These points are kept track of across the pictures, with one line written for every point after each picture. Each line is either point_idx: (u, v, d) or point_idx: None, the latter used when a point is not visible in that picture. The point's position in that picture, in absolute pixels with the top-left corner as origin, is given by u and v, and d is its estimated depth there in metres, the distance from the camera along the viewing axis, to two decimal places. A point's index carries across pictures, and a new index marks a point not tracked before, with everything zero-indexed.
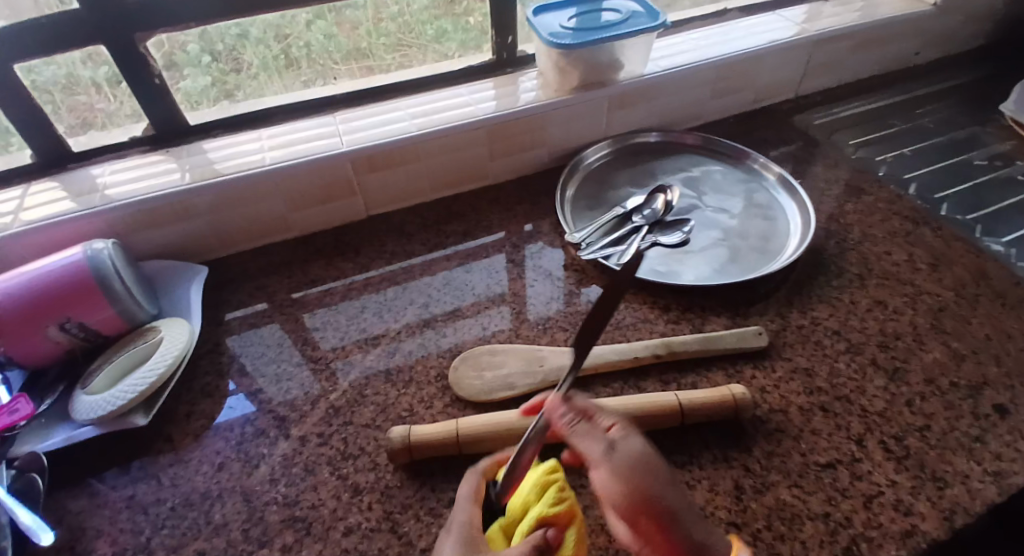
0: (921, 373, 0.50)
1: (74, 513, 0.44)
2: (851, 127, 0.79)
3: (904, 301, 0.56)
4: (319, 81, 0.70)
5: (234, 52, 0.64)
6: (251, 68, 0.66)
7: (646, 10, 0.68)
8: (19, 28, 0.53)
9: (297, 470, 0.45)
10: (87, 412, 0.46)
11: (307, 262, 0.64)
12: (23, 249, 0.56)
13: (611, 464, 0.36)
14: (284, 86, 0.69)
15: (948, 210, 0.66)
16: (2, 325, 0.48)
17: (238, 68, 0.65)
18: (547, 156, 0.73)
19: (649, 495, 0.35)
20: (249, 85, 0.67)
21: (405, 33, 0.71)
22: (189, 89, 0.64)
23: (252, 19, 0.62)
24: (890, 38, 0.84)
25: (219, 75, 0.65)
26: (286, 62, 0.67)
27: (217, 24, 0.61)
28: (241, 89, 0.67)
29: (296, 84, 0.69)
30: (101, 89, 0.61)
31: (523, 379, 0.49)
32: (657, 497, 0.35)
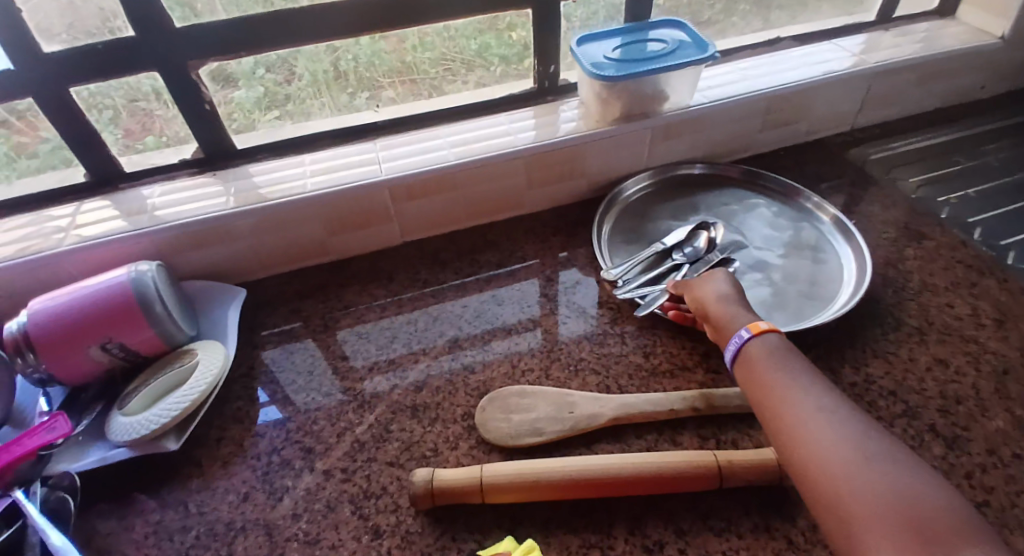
0: (984, 443, 0.46)
1: (104, 535, 0.45)
2: (911, 164, 0.75)
3: (966, 361, 0.52)
4: (366, 96, 0.70)
5: (288, 63, 0.64)
6: (302, 80, 0.66)
7: (694, 42, 0.66)
8: (81, 55, 0.55)
9: (320, 507, 0.45)
10: (122, 434, 0.47)
11: (341, 287, 0.65)
12: (73, 267, 0.58)
13: (705, 280, 0.53)
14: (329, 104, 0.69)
15: (1017, 259, 0.61)
16: (48, 344, 0.49)
17: (290, 79, 0.66)
18: (586, 186, 0.72)
19: (711, 296, 0.51)
20: (297, 98, 0.67)
21: (449, 48, 0.70)
22: (242, 99, 0.65)
23: (301, 45, 0.62)
24: (956, 70, 0.79)
25: (271, 86, 0.65)
26: (335, 75, 0.67)
27: (264, 54, 0.62)
28: (290, 101, 0.67)
29: (343, 97, 0.69)
30: (162, 97, 0.62)
31: (551, 425, 0.47)
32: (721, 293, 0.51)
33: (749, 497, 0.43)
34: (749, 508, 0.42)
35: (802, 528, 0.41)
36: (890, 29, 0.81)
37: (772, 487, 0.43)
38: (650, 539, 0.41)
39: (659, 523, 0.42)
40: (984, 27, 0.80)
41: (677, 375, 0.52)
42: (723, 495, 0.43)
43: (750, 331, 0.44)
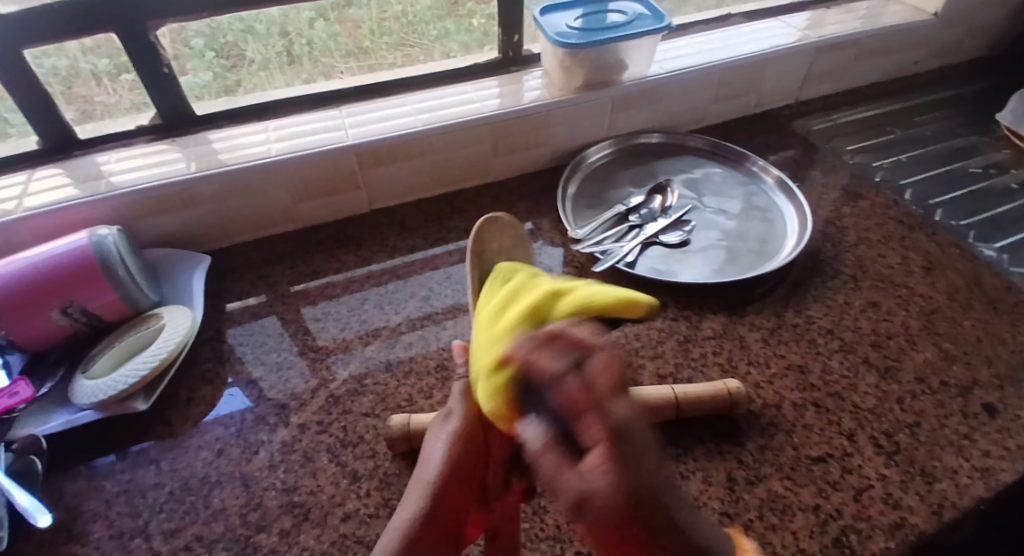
0: (913, 372, 0.51)
1: (72, 495, 0.44)
2: (851, 134, 0.80)
3: (897, 303, 0.57)
4: (321, 78, 0.70)
5: (237, 46, 0.65)
6: (252, 64, 0.66)
7: (652, 13, 0.69)
8: (29, 12, 0.53)
9: (297, 457, 0.46)
10: (87, 396, 0.47)
11: (309, 254, 0.65)
12: (26, 234, 0.56)
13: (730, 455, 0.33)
14: (286, 83, 0.69)
15: (944, 216, 0.67)
16: (4, 307, 0.48)
17: (239, 64, 0.66)
18: (549, 155, 0.74)
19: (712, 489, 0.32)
20: (251, 81, 0.68)
21: (407, 33, 0.71)
22: (190, 83, 0.64)
23: (257, 12, 0.62)
24: (891, 46, 0.85)
25: (220, 71, 0.65)
26: (289, 59, 0.68)
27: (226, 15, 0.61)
28: (241, 85, 0.67)
29: (295, 81, 0.70)
30: (101, 80, 0.61)
31: None
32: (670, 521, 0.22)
33: (702, 425, 0.47)
34: (703, 435, 0.46)
35: (750, 450, 0.45)
36: (832, 8, 0.86)
37: (724, 416, 0.47)
38: None
39: None
40: (921, 6, 0.86)
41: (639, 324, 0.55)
42: (682, 426, 0.47)
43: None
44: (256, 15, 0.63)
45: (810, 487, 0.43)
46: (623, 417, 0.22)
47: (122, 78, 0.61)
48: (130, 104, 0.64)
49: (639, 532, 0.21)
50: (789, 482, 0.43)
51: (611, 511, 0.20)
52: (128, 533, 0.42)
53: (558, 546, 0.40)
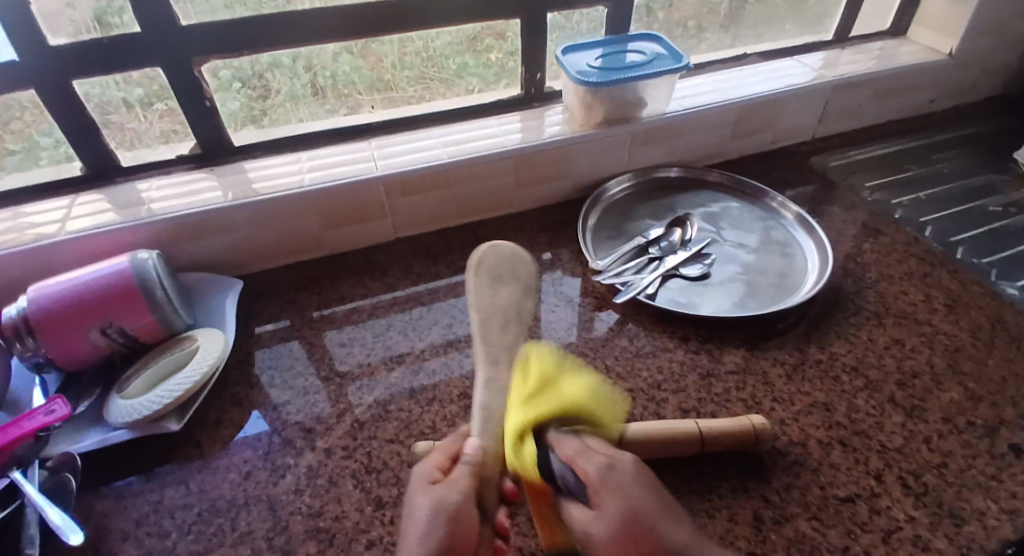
0: (939, 412, 0.50)
1: (101, 514, 0.45)
2: (868, 170, 0.81)
3: (921, 341, 0.57)
4: (342, 111, 0.72)
5: (263, 79, 0.66)
6: (279, 95, 0.68)
7: (671, 53, 0.72)
8: (83, 47, 0.57)
9: (323, 481, 0.47)
10: (121, 415, 0.48)
11: (336, 280, 0.66)
12: (67, 257, 0.59)
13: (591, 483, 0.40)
14: (310, 114, 0.71)
15: (963, 254, 0.67)
16: (48, 327, 0.50)
17: (267, 95, 0.68)
18: (570, 187, 0.76)
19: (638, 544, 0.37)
20: (275, 113, 0.70)
21: (428, 67, 0.73)
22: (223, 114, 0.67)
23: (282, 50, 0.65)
24: (906, 86, 0.86)
25: (247, 101, 0.67)
26: (312, 91, 0.69)
27: (248, 55, 0.64)
28: (266, 116, 0.69)
29: (320, 113, 0.71)
30: (134, 108, 0.63)
31: None
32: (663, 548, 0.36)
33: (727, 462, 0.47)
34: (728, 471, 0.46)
35: (776, 487, 0.45)
36: (847, 48, 0.88)
37: (747, 454, 0.47)
38: None
39: None
40: (935, 47, 0.88)
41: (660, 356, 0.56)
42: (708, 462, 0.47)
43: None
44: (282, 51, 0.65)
45: (838, 527, 0.42)
46: (671, 539, 0.37)
47: (154, 108, 0.64)
48: (161, 132, 0.66)
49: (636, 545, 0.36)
50: (817, 522, 0.43)
51: (612, 545, 0.36)
52: (156, 554, 0.43)
53: None
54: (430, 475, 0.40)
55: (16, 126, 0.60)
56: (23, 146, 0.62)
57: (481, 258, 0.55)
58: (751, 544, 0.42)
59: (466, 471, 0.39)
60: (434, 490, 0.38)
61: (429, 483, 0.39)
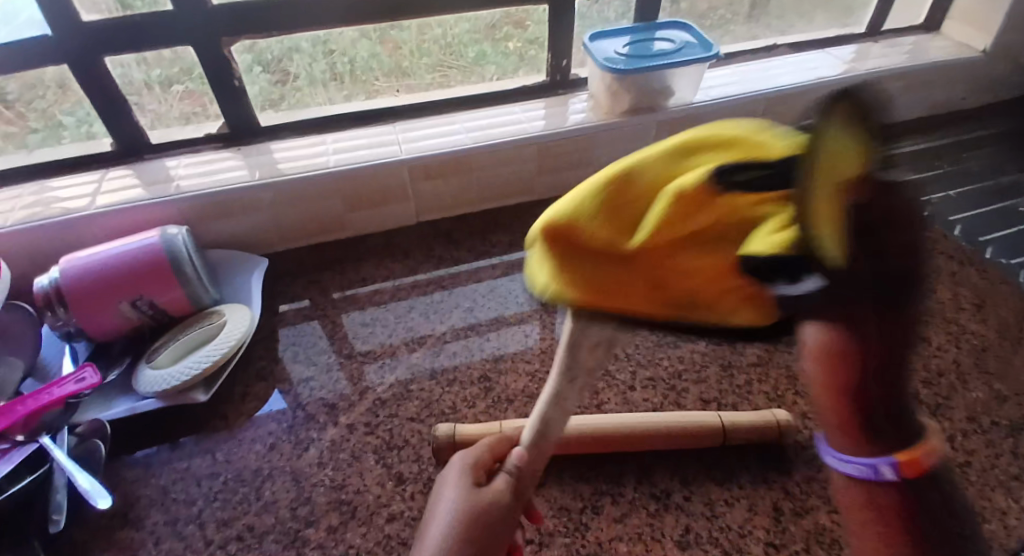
0: (964, 410, 0.50)
1: (130, 480, 0.46)
2: (896, 166, 0.80)
3: (947, 339, 0.56)
4: (361, 96, 0.73)
5: (283, 63, 0.67)
6: (297, 80, 0.69)
7: (699, 42, 0.71)
8: (116, 25, 0.57)
9: (345, 456, 0.47)
10: (150, 386, 0.49)
11: (358, 261, 0.67)
12: (98, 230, 0.60)
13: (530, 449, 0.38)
14: (328, 98, 0.72)
15: (992, 253, 0.66)
16: (82, 298, 0.51)
17: (285, 80, 0.68)
18: (592, 176, 0.75)
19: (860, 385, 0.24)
20: (294, 97, 0.70)
21: (446, 54, 0.73)
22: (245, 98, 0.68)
23: (300, 34, 0.65)
24: (938, 81, 0.85)
25: (266, 86, 0.68)
26: (332, 76, 0.70)
27: (266, 39, 0.64)
28: (285, 100, 0.70)
29: (338, 97, 0.72)
30: (152, 89, 0.64)
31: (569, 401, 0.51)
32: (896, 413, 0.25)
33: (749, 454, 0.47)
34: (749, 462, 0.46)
35: (796, 480, 0.45)
36: (878, 42, 0.87)
37: (769, 445, 0.47)
38: (658, 488, 0.45)
39: (667, 478, 0.45)
40: (968, 43, 0.86)
41: (681, 346, 0.56)
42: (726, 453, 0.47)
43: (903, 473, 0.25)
44: (301, 36, 0.66)
45: None
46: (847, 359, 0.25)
47: (174, 89, 0.65)
48: (182, 114, 0.67)
49: (854, 376, 0.24)
50: (836, 515, 0.43)
51: (834, 355, 0.24)
52: (183, 520, 0.44)
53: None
54: (470, 477, 0.39)
55: (42, 106, 0.62)
56: (46, 125, 0.63)
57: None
58: (771, 534, 0.42)
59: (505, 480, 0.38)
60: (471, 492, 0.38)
61: (469, 485, 0.38)
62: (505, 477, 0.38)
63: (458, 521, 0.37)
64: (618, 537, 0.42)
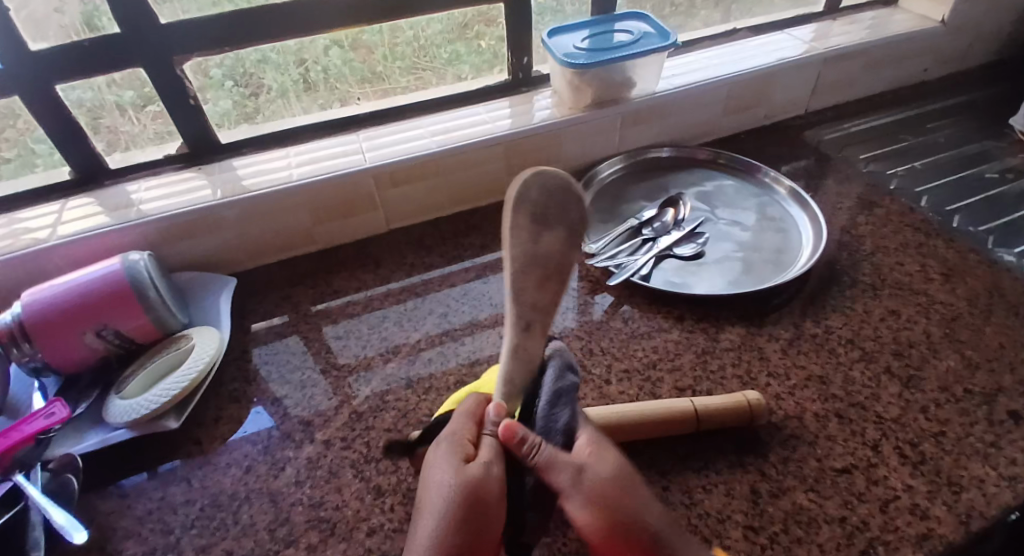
0: (936, 380, 0.50)
1: (105, 514, 0.46)
2: (863, 142, 0.80)
3: (917, 311, 0.57)
4: (336, 105, 0.73)
5: (257, 75, 0.67)
6: (270, 92, 0.68)
7: (658, 31, 0.71)
8: (64, 50, 0.56)
9: (322, 472, 0.47)
10: (120, 415, 0.48)
11: (330, 273, 0.67)
12: (60, 260, 0.59)
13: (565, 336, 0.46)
14: (303, 109, 0.71)
15: (960, 222, 0.66)
16: (42, 332, 0.50)
17: (258, 92, 0.68)
18: (561, 172, 0.75)
19: None
20: (269, 109, 0.70)
21: (420, 57, 0.73)
22: (212, 113, 0.67)
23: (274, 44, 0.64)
24: (899, 55, 0.85)
25: (240, 99, 0.68)
26: (305, 86, 0.70)
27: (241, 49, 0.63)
28: (260, 113, 0.70)
29: (314, 107, 0.72)
30: (126, 111, 0.63)
31: None
32: (647, 526, 0.35)
33: (723, 438, 0.47)
34: (725, 447, 0.46)
35: (772, 462, 0.45)
36: (837, 20, 0.87)
37: (743, 429, 0.47)
38: None
39: (643, 469, 0.46)
40: (927, 15, 0.87)
41: (655, 336, 0.56)
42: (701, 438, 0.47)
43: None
44: (272, 46, 0.65)
45: (835, 498, 0.42)
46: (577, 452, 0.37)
47: (148, 110, 0.64)
48: (154, 134, 0.66)
49: None
50: (813, 494, 0.43)
51: None
52: (160, 550, 0.43)
53: None
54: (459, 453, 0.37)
55: (10, 134, 0.61)
56: (16, 153, 0.62)
57: (525, 186, 0.45)
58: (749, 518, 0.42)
59: (491, 443, 0.38)
60: (460, 469, 0.36)
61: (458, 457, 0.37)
62: (490, 441, 0.38)
63: (452, 498, 0.34)
64: None
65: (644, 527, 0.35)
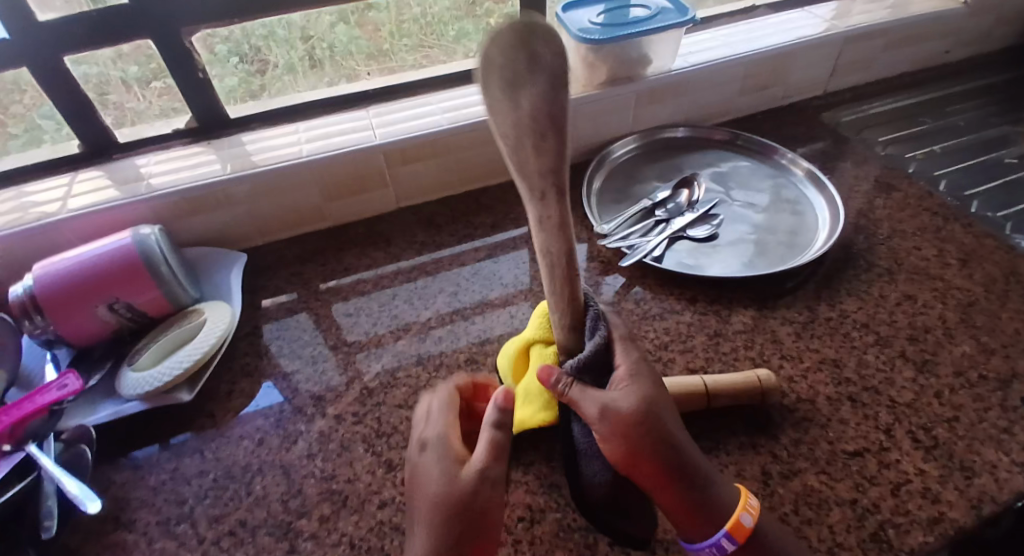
0: (951, 365, 0.50)
1: (120, 484, 0.46)
2: (881, 125, 0.79)
3: (933, 296, 0.56)
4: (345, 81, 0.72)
5: (262, 53, 0.66)
6: (277, 68, 0.68)
7: (675, 7, 0.69)
8: (72, 21, 0.55)
9: (333, 447, 0.47)
10: (133, 388, 0.48)
11: (340, 251, 0.66)
12: (72, 234, 0.59)
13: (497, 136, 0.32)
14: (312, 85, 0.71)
15: (979, 207, 0.65)
16: (54, 304, 0.50)
17: (264, 69, 0.67)
18: (573, 151, 0.74)
19: None
20: (275, 85, 0.69)
21: (427, 35, 0.72)
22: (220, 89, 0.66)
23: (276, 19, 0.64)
24: (921, 36, 0.83)
25: (246, 76, 0.67)
26: (311, 63, 0.69)
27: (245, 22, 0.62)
28: (266, 90, 0.69)
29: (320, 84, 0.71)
30: (130, 87, 0.63)
31: None
32: (675, 443, 0.37)
33: (736, 419, 0.47)
34: (736, 428, 0.46)
35: (784, 443, 0.45)
36: None
37: (755, 410, 0.47)
38: None
39: None
40: None
41: (666, 317, 0.56)
42: (713, 419, 0.47)
43: (736, 540, 0.36)
44: (277, 21, 0.64)
45: (847, 481, 0.42)
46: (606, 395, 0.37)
47: (153, 86, 0.64)
48: (160, 110, 0.66)
49: None
50: (824, 476, 0.43)
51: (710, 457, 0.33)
52: (174, 519, 0.44)
53: (593, 536, 0.41)
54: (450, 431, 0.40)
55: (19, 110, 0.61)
56: (26, 128, 0.62)
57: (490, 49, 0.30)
58: (759, 498, 0.42)
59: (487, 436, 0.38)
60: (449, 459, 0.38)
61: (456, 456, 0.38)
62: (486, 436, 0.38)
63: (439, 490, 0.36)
64: None
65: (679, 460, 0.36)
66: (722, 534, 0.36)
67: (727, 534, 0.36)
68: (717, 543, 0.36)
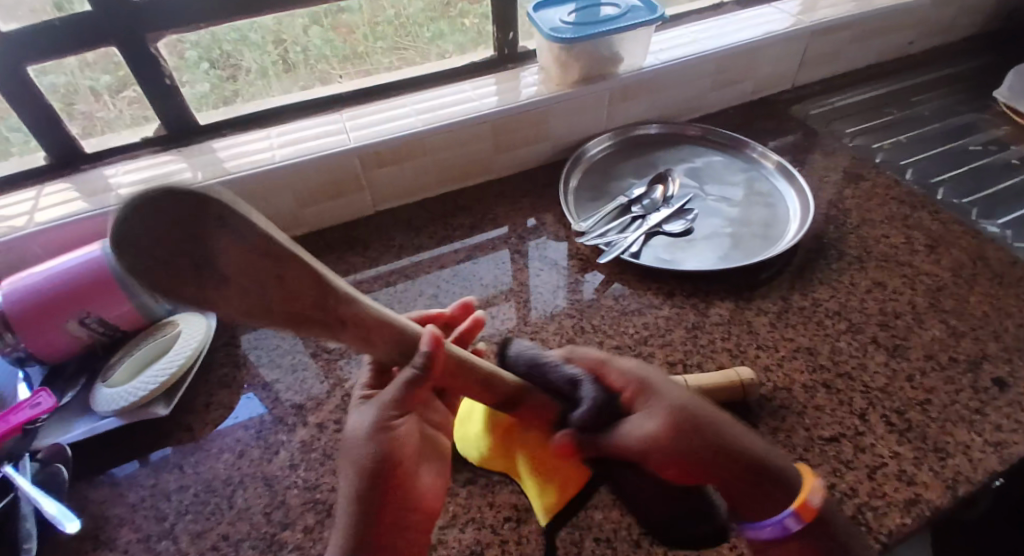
0: (921, 349, 0.51)
1: (98, 502, 0.45)
2: (849, 117, 0.80)
3: (903, 282, 0.57)
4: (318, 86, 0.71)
5: (233, 57, 0.65)
6: (249, 73, 0.67)
7: (645, 5, 0.70)
8: (33, 30, 0.54)
9: (317, 456, 0.47)
10: (108, 404, 0.48)
11: (318, 257, 0.66)
12: (39, 249, 0.57)
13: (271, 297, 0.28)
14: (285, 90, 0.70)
15: (944, 194, 0.67)
16: (23, 320, 0.49)
17: (236, 75, 0.67)
18: (549, 149, 0.74)
19: None
20: (248, 90, 0.68)
21: (402, 36, 0.72)
22: (190, 95, 0.65)
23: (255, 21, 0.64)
24: (885, 29, 0.85)
25: (217, 82, 0.66)
26: (284, 67, 0.68)
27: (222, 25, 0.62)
28: (239, 95, 0.68)
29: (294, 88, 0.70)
30: (100, 96, 0.62)
31: None
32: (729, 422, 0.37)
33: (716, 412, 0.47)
34: None
35: (763, 432, 0.46)
36: None
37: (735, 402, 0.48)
38: None
39: None
40: None
41: (646, 312, 0.56)
42: None
43: (803, 519, 0.35)
44: (252, 25, 0.64)
45: (824, 467, 0.43)
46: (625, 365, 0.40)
47: (123, 94, 0.63)
48: (130, 118, 0.65)
49: None
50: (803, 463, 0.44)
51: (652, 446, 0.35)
52: (155, 536, 0.43)
53: (579, 532, 0.41)
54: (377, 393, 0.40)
55: None
56: None
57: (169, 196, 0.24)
58: None
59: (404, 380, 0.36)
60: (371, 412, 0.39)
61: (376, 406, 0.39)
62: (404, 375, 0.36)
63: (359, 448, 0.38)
64: (592, 504, 0.43)
65: (733, 451, 0.35)
66: (788, 513, 0.35)
67: (795, 513, 0.34)
68: (784, 521, 0.35)
